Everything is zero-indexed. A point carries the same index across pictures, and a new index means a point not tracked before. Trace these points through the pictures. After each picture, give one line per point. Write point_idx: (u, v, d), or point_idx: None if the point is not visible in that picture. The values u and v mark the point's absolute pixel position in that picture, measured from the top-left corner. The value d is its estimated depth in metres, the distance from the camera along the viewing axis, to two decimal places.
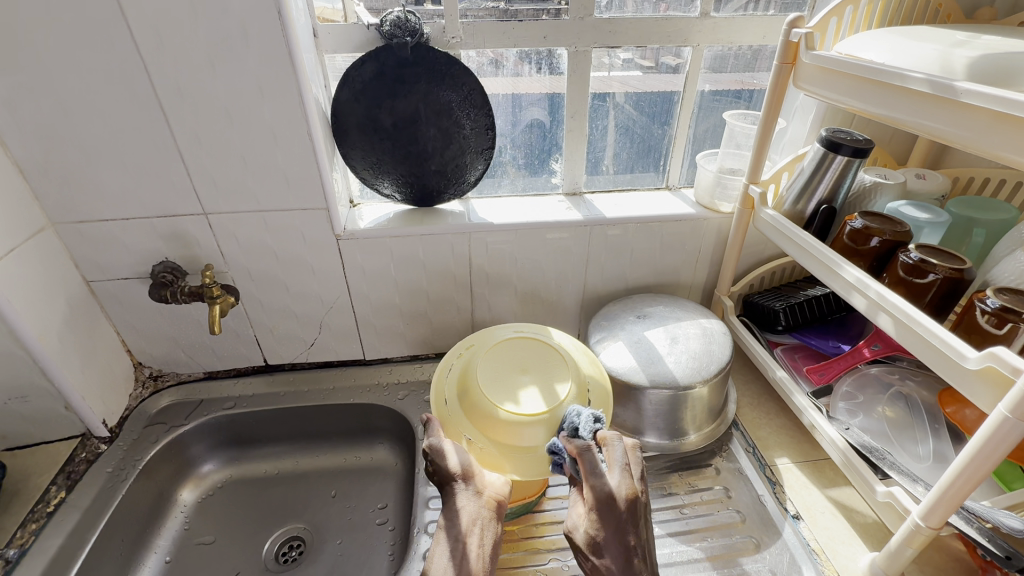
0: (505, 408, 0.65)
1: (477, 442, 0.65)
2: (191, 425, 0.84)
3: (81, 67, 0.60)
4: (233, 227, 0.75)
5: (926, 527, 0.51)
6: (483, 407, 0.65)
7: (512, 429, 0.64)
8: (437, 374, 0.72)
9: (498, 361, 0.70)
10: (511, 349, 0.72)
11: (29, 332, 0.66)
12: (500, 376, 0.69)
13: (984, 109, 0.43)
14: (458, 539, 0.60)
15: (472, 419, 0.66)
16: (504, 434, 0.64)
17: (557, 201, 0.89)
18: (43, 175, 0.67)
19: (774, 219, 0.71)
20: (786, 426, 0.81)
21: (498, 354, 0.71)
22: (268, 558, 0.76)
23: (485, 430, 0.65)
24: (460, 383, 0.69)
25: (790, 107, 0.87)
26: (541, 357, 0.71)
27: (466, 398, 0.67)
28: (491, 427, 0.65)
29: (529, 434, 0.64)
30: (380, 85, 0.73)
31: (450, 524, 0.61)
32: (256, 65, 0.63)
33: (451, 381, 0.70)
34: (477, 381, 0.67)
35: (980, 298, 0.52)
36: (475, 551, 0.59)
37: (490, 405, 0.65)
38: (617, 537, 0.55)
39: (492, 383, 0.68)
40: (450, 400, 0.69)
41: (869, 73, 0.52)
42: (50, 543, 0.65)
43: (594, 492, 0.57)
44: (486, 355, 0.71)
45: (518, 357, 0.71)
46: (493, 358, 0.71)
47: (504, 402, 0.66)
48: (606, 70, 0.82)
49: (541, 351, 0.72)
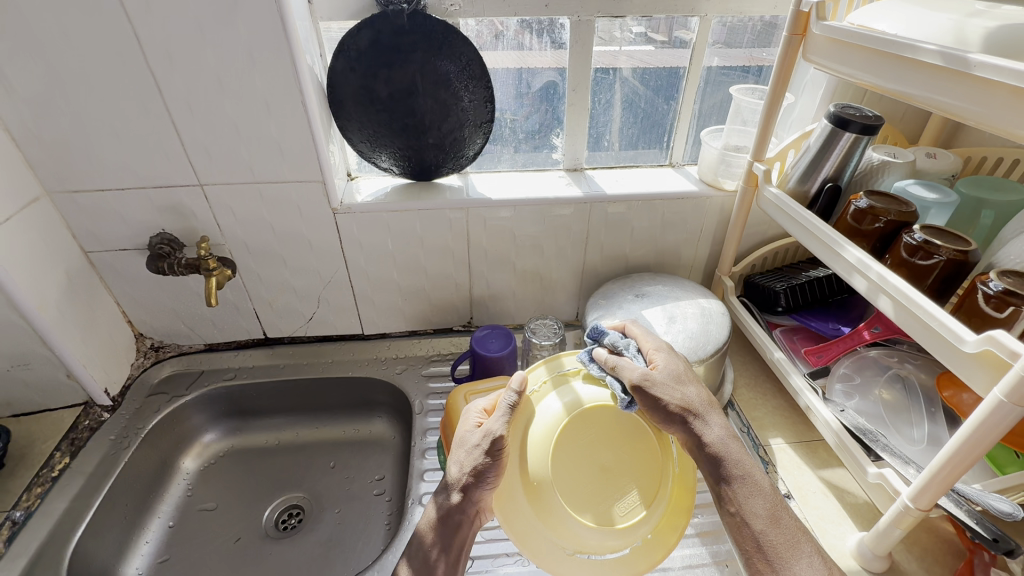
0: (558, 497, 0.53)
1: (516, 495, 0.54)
2: (191, 396, 0.85)
3: (69, 30, 0.59)
4: (229, 198, 0.74)
5: (916, 508, 0.51)
6: (548, 472, 0.53)
7: (553, 509, 0.53)
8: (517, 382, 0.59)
9: (602, 437, 0.55)
10: (628, 436, 0.56)
11: (29, 300, 0.67)
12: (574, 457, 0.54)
13: (996, 82, 0.41)
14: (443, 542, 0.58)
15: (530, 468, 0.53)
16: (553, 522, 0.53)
17: (557, 176, 0.88)
18: (36, 142, 0.66)
19: (778, 197, 0.69)
20: (782, 406, 0.81)
21: (615, 430, 0.56)
22: (268, 525, 0.78)
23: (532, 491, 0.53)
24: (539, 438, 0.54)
25: (800, 81, 0.84)
26: (640, 468, 0.56)
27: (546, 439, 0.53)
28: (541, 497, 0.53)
29: (569, 532, 0.53)
30: (376, 54, 0.71)
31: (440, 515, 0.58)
32: (247, 31, 0.61)
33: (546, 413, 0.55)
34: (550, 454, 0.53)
35: (982, 281, 0.51)
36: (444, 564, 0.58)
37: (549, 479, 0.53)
38: (685, 368, 0.60)
39: (565, 463, 0.54)
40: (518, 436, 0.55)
41: (880, 44, 0.50)
42: (56, 506, 0.67)
43: (659, 342, 0.62)
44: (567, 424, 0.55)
45: (628, 460, 0.56)
46: (606, 433, 0.56)
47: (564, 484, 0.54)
48: (616, 45, 0.80)
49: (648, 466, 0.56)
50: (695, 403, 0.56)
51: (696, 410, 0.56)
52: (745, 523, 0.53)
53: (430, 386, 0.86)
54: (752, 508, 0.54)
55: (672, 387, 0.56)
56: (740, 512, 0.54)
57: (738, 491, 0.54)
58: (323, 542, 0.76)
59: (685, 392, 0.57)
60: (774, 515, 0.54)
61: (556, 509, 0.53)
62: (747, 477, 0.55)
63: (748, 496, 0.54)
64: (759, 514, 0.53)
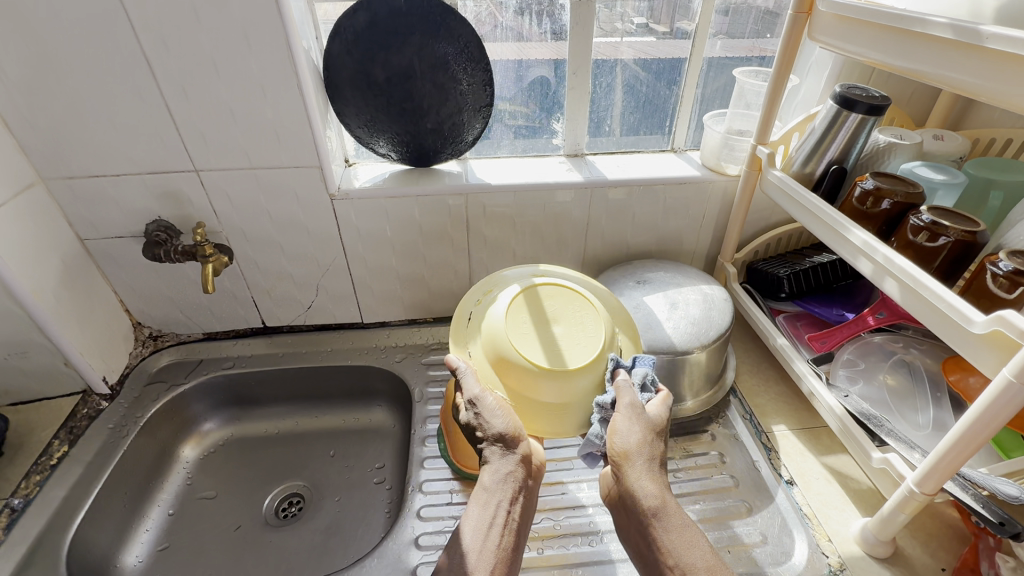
0: (532, 363, 0.56)
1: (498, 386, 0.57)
2: (189, 384, 0.84)
3: (60, 11, 0.58)
4: (225, 185, 0.73)
5: (921, 492, 0.51)
6: (513, 349, 0.56)
7: (530, 377, 0.56)
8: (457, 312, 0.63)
9: (541, 301, 0.61)
10: (556, 293, 0.62)
11: (24, 287, 0.66)
12: (528, 327, 0.58)
13: (1008, 55, 0.40)
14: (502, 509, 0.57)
15: (492, 354, 0.57)
16: (536, 389, 0.56)
17: (558, 162, 0.86)
18: (28, 127, 0.65)
19: (782, 180, 0.68)
20: (785, 393, 0.80)
21: (548, 293, 0.62)
22: (269, 513, 0.78)
23: (510, 372, 0.56)
24: (488, 334, 0.58)
25: (805, 63, 0.82)
26: (580, 307, 0.61)
27: (490, 327, 0.59)
28: (516, 374, 0.56)
29: (558, 389, 0.56)
30: (373, 36, 0.70)
31: (491, 484, 0.58)
32: (241, 12, 0.60)
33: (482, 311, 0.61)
34: (505, 335, 0.57)
35: (991, 261, 0.50)
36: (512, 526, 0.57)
37: (516, 353, 0.56)
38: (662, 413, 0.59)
39: (523, 338, 0.57)
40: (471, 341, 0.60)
41: (888, 20, 0.49)
42: (55, 494, 0.67)
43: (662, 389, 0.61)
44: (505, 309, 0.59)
45: (566, 306, 0.61)
46: (536, 298, 0.61)
47: (531, 351, 0.57)
48: (618, 35, 0.79)
49: (586, 304, 0.62)
50: (653, 451, 0.56)
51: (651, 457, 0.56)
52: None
53: (430, 374, 0.86)
54: (688, 560, 0.53)
55: (642, 426, 0.56)
56: (677, 565, 0.52)
57: (673, 542, 0.54)
58: (323, 530, 0.76)
59: (649, 438, 0.57)
60: (712, 569, 0.52)
61: (533, 377, 0.56)
62: (682, 530, 0.54)
63: (683, 547, 0.53)
64: (697, 565, 0.52)
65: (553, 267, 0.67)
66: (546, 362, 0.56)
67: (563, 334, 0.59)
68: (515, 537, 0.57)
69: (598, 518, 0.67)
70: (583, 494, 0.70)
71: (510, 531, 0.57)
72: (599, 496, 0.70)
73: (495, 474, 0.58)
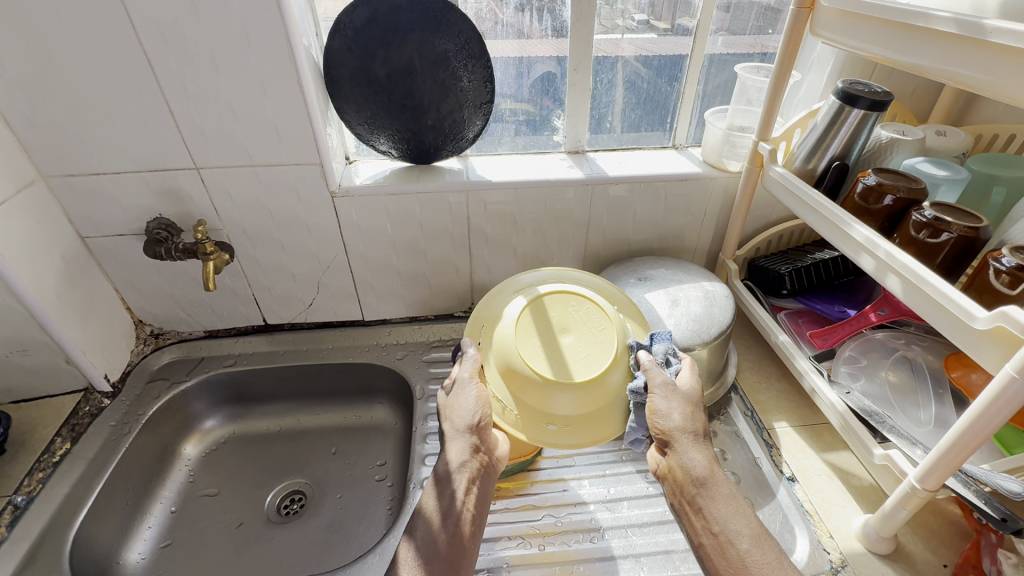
0: (564, 383, 0.57)
1: (546, 422, 0.58)
2: (191, 381, 0.84)
3: (58, 8, 0.57)
4: (226, 182, 0.73)
5: (923, 488, 0.50)
6: (542, 378, 0.57)
7: (567, 397, 0.57)
8: (470, 339, 0.65)
9: (546, 317, 0.61)
10: (555, 302, 0.63)
11: (25, 285, 0.66)
12: (547, 350, 0.59)
13: (1013, 49, 0.39)
14: (455, 496, 0.58)
15: (526, 392, 0.58)
16: (578, 406, 0.58)
17: (559, 159, 0.86)
18: (28, 125, 0.65)
19: (784, 176, 0.68)
20: (786, 390, 0.80)
21: (550, 307, 0.62)
22: (271, 510, 0.78)
23: (547, 399, 0.58)
24: (511, 369, 0.59)
25: (807, 59, 0.82)
26: (573, 305, 0.63)
27: (511, 370, 0.59)
28: (555, 402, 0.58)
29: (597, 399, 0.59)
30: (373, 32, 0.70)
31: (447, 476, 0.59)
32: (241, 9, 0.60)
33: (496, 353, 0.61)
34: (529, 366, 0.58)
35: (994, 257, 0.50)
36: (467, 516, 0.57)
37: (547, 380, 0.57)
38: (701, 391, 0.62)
39: (547, 361, 0.58)
40: (498, 381, 0.60)
41: (890, 14, 0.49)
42: (57, 491, 0.67)
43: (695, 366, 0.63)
44: (518, 341, 0.60)
45: (563, 310, 0.62)
46: (535, 319, 0.61)
47: (560, 371, 0.58)
48: (618, 32, 0.79)
49: (577, 299, 0.63)
50: (692, 425, 0.58)
51: (690, 431, 0.58)
52: (728, 541, 0.52)
53: (432, 371, 0.86)
54: (734, 526, 0.53)
55: (680, 400, 0.58)
56: (723, 532, 0.53)
57: (719, 510, 0.54)
58: (325, 527, 0.76)
59: (687, 412, 0.59)
60: (758, 537, 0.52)
61: (569, 397, 0.57)
62: (728, 500, 0.55)
63: (730, 514, 0.54)
64: (742, 532, 0.52)
65: (533, 273, 0.68)
66: (575, 376, 0.58)
67: (578, 340, 0.60)
68: (470, 527, 0.57)
69: (599, 515, 0.67)
70: (584, 491, 0.70)
71: (465, 521, 0.57)
72: (600, 493, 0.70)
73: (450, 463, 0.59)
